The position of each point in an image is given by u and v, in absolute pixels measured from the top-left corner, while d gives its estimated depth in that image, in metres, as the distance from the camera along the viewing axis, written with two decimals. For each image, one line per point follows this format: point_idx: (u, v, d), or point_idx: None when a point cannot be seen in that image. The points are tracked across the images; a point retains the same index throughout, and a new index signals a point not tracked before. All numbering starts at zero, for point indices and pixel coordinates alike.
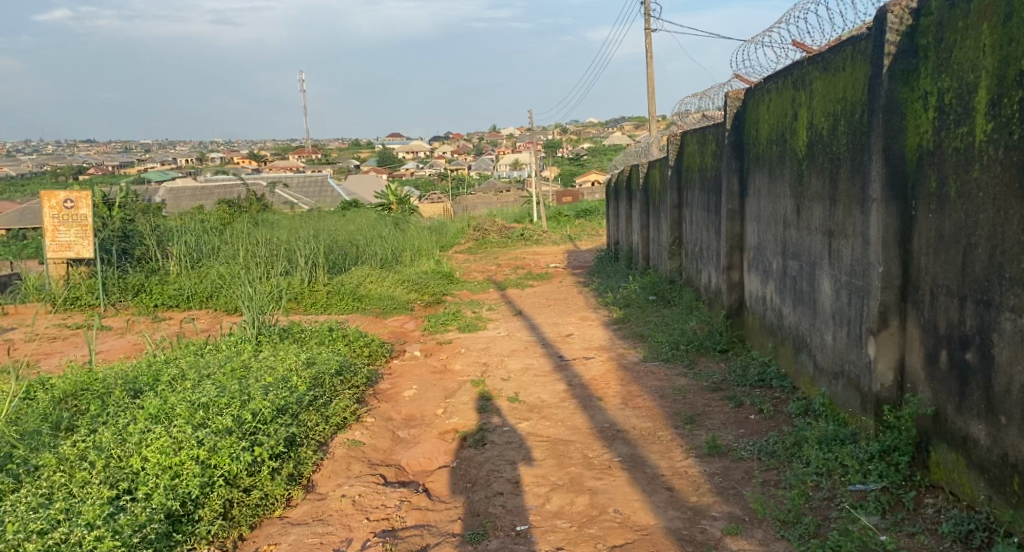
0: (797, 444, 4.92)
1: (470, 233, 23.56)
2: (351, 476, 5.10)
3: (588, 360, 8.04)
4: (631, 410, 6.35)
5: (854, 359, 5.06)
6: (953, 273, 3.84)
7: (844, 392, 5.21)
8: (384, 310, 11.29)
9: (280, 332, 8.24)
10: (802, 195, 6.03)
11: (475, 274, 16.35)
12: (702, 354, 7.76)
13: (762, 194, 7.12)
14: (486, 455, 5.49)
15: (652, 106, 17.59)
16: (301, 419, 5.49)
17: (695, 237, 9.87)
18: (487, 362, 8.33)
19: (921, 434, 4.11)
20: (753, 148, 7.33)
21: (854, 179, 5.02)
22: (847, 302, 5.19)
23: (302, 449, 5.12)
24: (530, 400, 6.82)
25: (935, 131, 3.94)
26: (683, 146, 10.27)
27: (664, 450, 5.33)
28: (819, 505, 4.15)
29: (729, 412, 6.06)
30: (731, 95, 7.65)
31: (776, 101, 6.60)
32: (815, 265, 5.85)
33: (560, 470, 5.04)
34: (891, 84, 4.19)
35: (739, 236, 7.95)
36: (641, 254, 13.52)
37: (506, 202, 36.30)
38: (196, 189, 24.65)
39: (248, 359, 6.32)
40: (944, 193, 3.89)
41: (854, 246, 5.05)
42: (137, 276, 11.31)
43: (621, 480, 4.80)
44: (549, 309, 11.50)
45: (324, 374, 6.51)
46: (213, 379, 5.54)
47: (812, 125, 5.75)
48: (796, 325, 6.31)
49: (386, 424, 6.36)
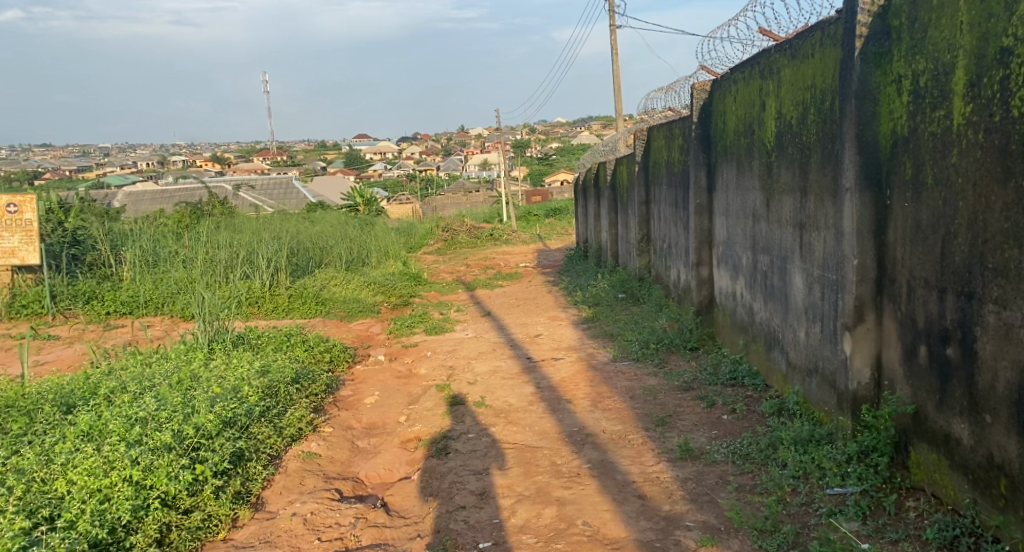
0: (772, 446, 4.74)
1: (439, 233, 23.27)
2: (304, 492, 4.89)
3: (556, 362, 7.82)
4: (600, 412, 6.13)
5: (828, 356, 4.90)
6: (931, 264, 3.66)
7: (819, 390, 5.05)
8: (348, 313, 10.99)
9: (235, 339, 7.95)
10: (772, 187, 5.85)
11: (443, 275, 16.09)
12: (672, 353, 7.56)
13: (730, 188, 6.95)
14: (449, 465, 5.24)
15: (617, 104, 17.47)
16: (250, 431, 5.27)
17: (663, 233, 9.69)
18: (453, 365, 8.07)
19: (901, 434, 3.93)
20: (720, 141, 7.15)
21: (825, 169, 4.85)
22: (820, 297, 5.02)
23: (250, 464, 4.91)
24: (497, 405, 6.58)
25: (910, 116, 3.75)
26: (649, 141, 10.10)
27: (635, 455, 5.12)
28: (797, 511, 3.94)
29: (701, 413, 5.87)
30: (697, 86, 7.47)
31: (742, 91, 6.43)
32: (786, 259, 5.68)
33: (527, 480, 4.79)
34: (863, 67, 4.00)
35: (708, 230, 7.77)
36: (610, 252, 13.34)
37: (475, 202, 36.03)
38: (156, 193, 24.16)
39: (196, 370, 6.11)
40: (920, 180, 3.71)
41: (826, 239, 4.87)
42: (87, 283, 10.89)
43: (590, 489, 4.57)
44: (518, 309, 11.27)
45: (278, 383, 6.30)
46: (154, 392, 5.34)
47: (781, 114, 5.57)
48: (767, 321, 6.15)
49: (345, 435, 6.13)
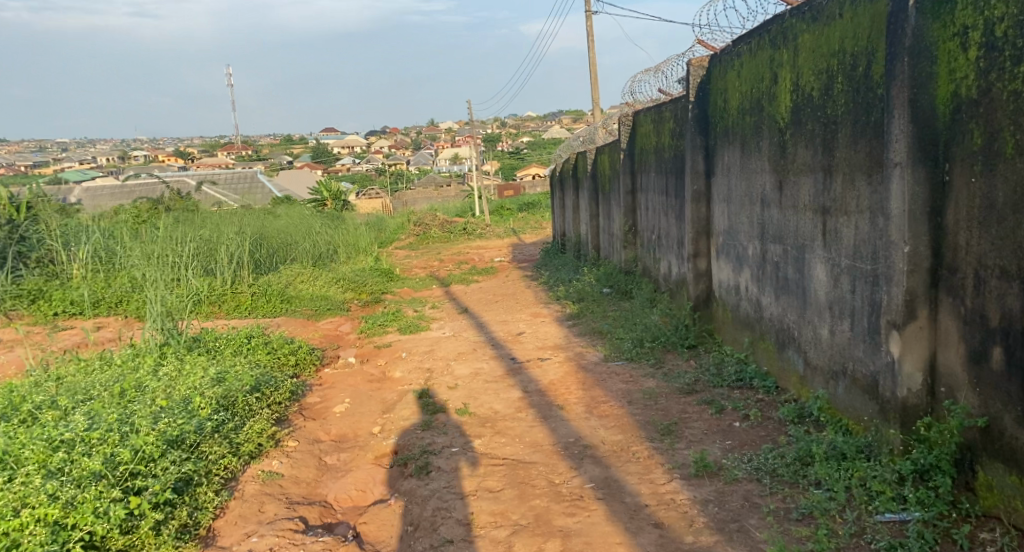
0: (800, 460, 4.18)
1: (411, 227, 22.54)
2: (263, 522, 4.39)
3: (543, 362, 7.19)
4: (597, 420, 5.51)
5: (864, 357, 4.34)
6: (1012, 251, 3.14)
7: (851, 395, 4.50)
8: (317, 312, 10.32)
9: (191, 342, 7.27)
10: (786, 168, 5.26)
11: (416, 270, 15.38)
12: (669, 351, 6.96)
13: (732, 171, 6.37)
14: (432, 487, 4.62)
15: (594, 94, 16.88)
16: (199, 451, 4.78)
17: (652, 224, 9.09)
18: (431, 367, 7.42)
19: (964, 450, 3.41)
20: (720, 121, 6.55)
21: (859, 146, 4.26)
22: (852, 291, 4.43)
23: (199, 490, 4.43)
24: (481, 412, 5.93)
25: (982, 74, 3.20)
26: (636, 126, 9.49)
27: (643, 471, 4.51)
28: (849, 545, 3.38)
29: (710, 419, 5.27)
30: (694, 62, 6.86)
31: (748, 65, 5.83)
32: (803, 248, 5.09)
33: (523, 506, 4.19)
34: (919, 19, 3.42)
35: (705, 219, 7.16)
36: (592, 245, 12.71)
37: (447, 196, 35.29)
38: (115, 189, 23.31)
39: (140, 386, 5.58)
40: (997, 150, 3.18)
41: (860, 224, 4.29)
42: (34, 281, 10.11)
43: (597, 516, 3.98)
44: (497, 305, 10.64)
45: (236, 393, 5.76)
46: (87, 409, 4.85)
47: (797, 87, 4.96)
48: (778, 318, 5.58)
49: (311, 450, 5.58)
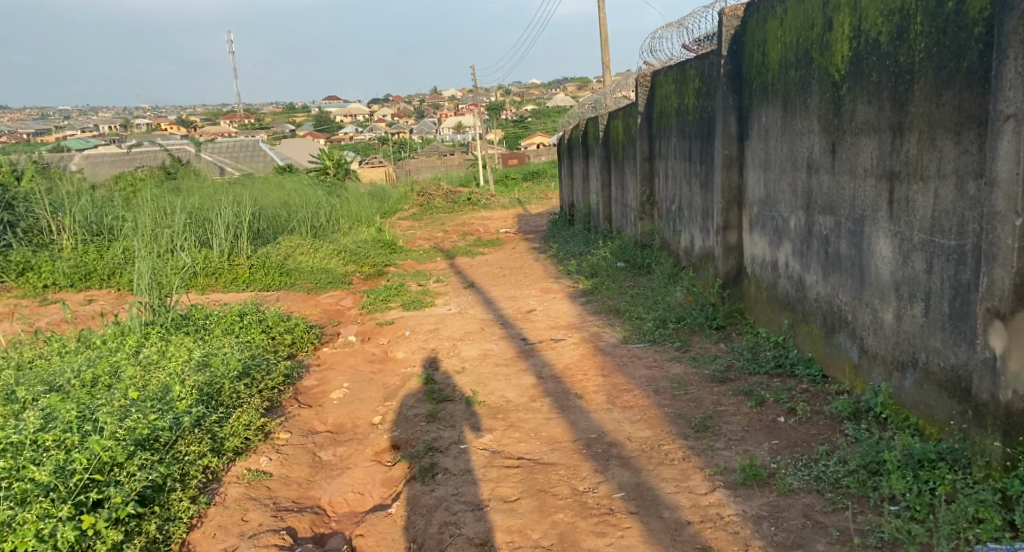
0: (866, 468, 3.56)
1: (414, 197, 21.86)
2: (245, 535, 3.82)
3: (557, 343, 6.58)
4: (621, 412, 4.90)
5: (941, 348, 3.74)
6: None
7: (922, 390, 3.90)
8: (317, 285, 9.70)
9: (179, 319, 6.65)
10: (842, 126, 4.59)
11: (421, 242, 14.72)
12: (694, 333, 6.36)
13: (771, 134, 5.70)
14: (438, 494, 4.03)
15: (604, 57, 16.10)
16: (175, 450, 4.20)
17: (672, 193, 8.43)
18: (436, 348, 6.80)
19: None
20: (758, 77, 5.84)
21: (943, 100, 3.63)
22: (926, 269, 3.82)
23: (173, 498, 3.89)
24: (491, 401, 5.32)
25: None
26: (655, 86, 8.79)
27: (680, 477, 3.91)
28: None
29: (751, 413, 4.66)
30: (727, 11, 6.17)
31: (793, 10, 5.12)
32: (863, 219, 4.44)
33: (544, 522, 3.62)
34: None
35: (736, 187, 6.45)
36: (603, 217, 12.05)
37: (451, 165, 34.55)
38: (117, 157, 22.65)
39: (111, 373, 4.99)
40: None
41: (943, 192, 3.66)
42: (23, 251, 9.43)
43: (633, 538, 3.43)
44: (504, 280, 10.01)
45: (222, 379, 5.14)
46: (47, 403, 4.36)
47: (859, 31, 4.27)
48: (827, 299, 4.94)
49: (304, 443, 4.96)
